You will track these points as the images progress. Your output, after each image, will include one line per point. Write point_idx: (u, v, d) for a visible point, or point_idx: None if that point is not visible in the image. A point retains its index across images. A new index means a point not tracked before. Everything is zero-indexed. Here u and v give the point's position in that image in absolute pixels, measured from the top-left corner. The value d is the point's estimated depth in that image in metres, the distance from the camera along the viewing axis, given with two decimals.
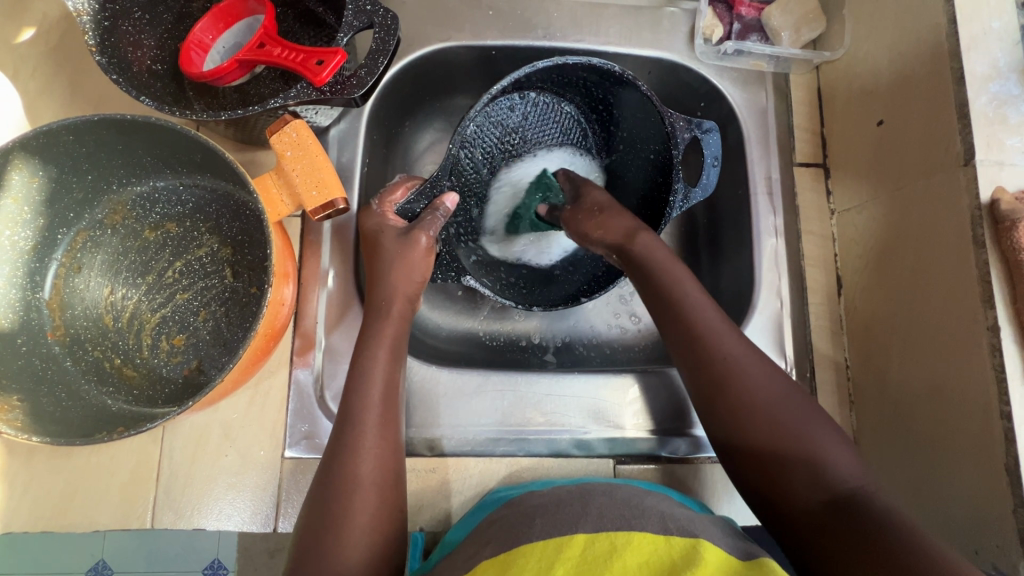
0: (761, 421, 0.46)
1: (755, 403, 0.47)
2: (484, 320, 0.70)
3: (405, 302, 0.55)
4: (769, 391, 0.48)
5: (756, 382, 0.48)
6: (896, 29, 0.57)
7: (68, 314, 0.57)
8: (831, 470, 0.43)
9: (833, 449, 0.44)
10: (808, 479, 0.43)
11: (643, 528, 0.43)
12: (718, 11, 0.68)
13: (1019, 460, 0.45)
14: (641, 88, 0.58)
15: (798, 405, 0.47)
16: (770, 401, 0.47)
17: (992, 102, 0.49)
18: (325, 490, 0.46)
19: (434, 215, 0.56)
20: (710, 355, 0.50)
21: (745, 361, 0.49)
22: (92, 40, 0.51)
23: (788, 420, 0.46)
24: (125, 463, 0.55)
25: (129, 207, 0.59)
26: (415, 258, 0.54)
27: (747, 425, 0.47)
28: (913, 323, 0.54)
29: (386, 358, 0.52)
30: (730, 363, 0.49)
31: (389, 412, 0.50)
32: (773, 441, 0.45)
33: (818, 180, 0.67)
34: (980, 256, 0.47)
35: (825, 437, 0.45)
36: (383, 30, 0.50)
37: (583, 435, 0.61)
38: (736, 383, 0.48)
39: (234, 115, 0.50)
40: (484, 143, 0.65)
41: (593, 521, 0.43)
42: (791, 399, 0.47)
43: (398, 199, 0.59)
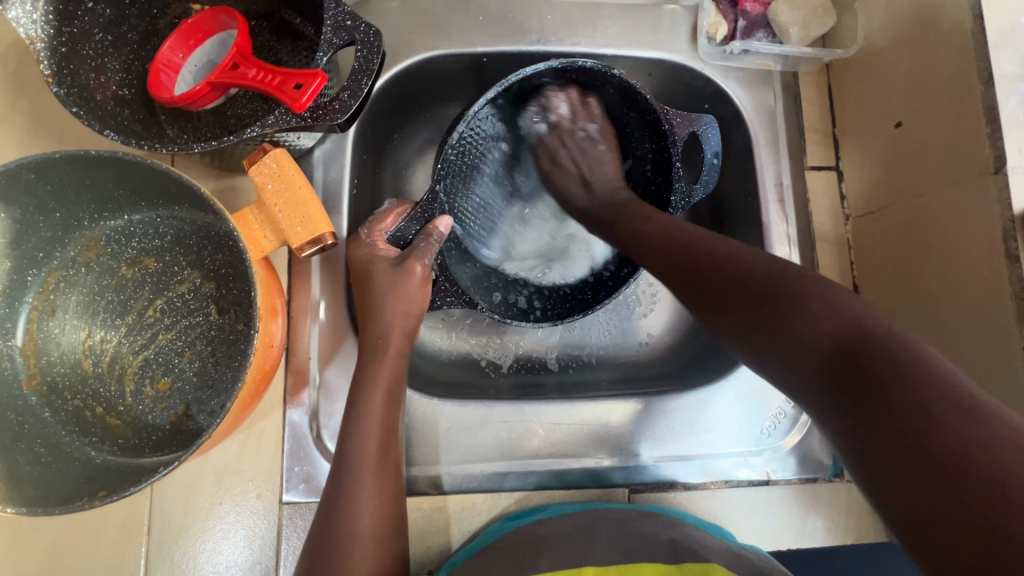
0: (747, 300, 0.40)
1: (721, 271, 0.43)
2: (485, 337, 0.66)
3: (401, 336, 0.52)
4: (739, 265, 0.42)
5: (721, 254, 0.44)
6: (915, 23, 0.53)
7: (45, 362, 0.53)
8: (824, 327, 0.35)
9: (830, 306, 0.36)
10: (815, 312, 0.36)
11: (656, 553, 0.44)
12: (721, 8, 0.64)
13: None
14: (635, 85, 0.55)
15: (772, 270, 0.41)
16: (738, 261, 0.42)
17: (1022, 104, 0.46)
18: (328, 523, 0.45)
19: (428, 241, 0.53)
20: (658, 242, 0.48)
21: (700, 247, 0.45)
22: (47, 69, 0.47)
23: (766, 284, 0.40)
24: (113, 516, 0.52)
25: (103, 243, 0.55)
26: (411, 290, 0.51)
27: (718, 278, 0.42)
28: (942, 336, 0.51)
29: (382, 384, 0.49)
30: (688, 243, 0.46)
31: (386, 447, 0.48)
32: (759, 287, 0.40)
33: (831, 184, 0.64)
34: (1013, 270, 0.44)
35: (825, 291, 0.37)
36: (366, 47, 0.46)
37: (595, 464, 0.58)
38: (699, 253, 0.45)
39: (209, 146, 0.46)
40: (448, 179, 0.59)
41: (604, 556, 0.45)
42: (761, 270, 0.41)
43: (389, 226, 0.57)
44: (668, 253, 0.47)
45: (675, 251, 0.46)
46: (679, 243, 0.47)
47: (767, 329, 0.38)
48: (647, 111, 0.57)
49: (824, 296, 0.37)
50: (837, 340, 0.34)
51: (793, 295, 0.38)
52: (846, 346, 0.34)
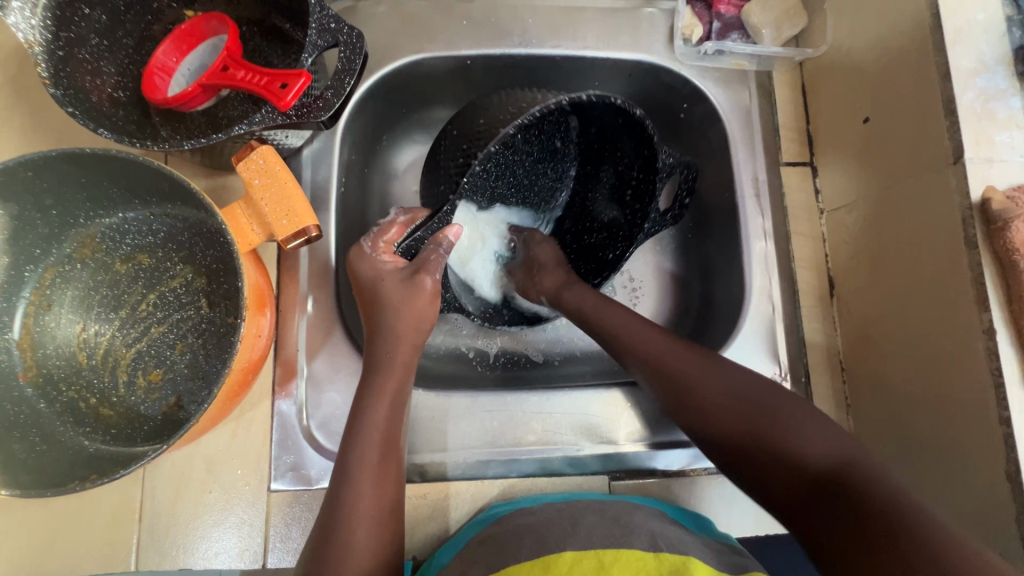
0: (730, 428, 0.48)
1: (704, 397, 0.50)
2: (472, 332, 0.68)
3: (410, 350, 0.54)
4: (716, 385, 0.50)
5: (701, 381, 0.51)
6: (879, 23, 0.55)
7: (41, 354, 0.55)
8: (798, 448, 0.45)
9: (800, 427, 0.46)
10: (782, 455, 0.45)
11: (633, 544, 0.43)
12: (697, 10, 0.66)
13: (1020, 467, 0.43)
14: (650, 129, 0.53)
15: (748, 390, 0.50)
16: (720, 385, 0.50)
17: (979, 97, 0.47)
18: (330, 520, 0.45)
19: (437, 250, 0.54)
20: (648, 360, 0.54)
21: (680, 356, 0.53)
22: (45, 71, 0.49)
23: (745, 413, 0.48)
24: (106, 504, 0.54)
25: (99, 240, 0.57)
26: (422, 305, 0.54)
27: (703, 408, 0.50)
28: (910, 323, 0.53)
29: (391, 388, 0.51)
30: (669, 357, 0.53)
31: (384, 444, 0.49)
32: (735, 413, 0.49)
33: (805, 179, 0.66)
34: (973, 256, 0.46)
35: (794, 417, 0.47)
36: (349, 49, 0.48)
37: (576, 452, 0.59)
38: (681, 381, 0.51)
39: (198, 144, 0.48)
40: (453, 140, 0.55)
41: (582, 539, 0.44)
42: (738, 390, 0.50)
43: (393, 238, 0.58)
44: (651, 355, 0.54)
45: (660, 369, 0.53)
46: (657, 354, 0.54)
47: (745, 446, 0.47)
48: (647, 144, 0.56)
49: (784, 417, 0.47)
50: (799, 460, 0.44)
51: (759, 424, 0.47)
52: (824, 470, 0.43)
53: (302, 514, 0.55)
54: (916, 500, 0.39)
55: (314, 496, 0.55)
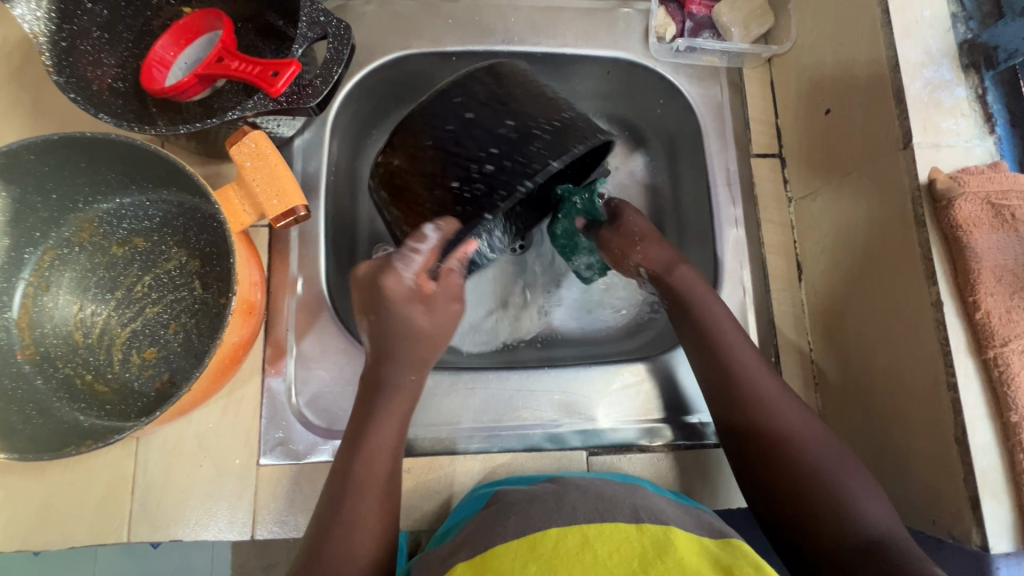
0: (810, 476, 0.49)
1: (793, 436, 0.52)
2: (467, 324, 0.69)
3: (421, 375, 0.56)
4: (804, 434, 0.52)
5: (792, 424, 0.53)
6: (836, 20, 0.59)
7: (38, 333, 0.57)
8: (862, 516, 0.46)
9: (870, 503, 0.47)
10: (843, 518, 0.46)
11: (615, 519, 0.45)
12: (670, 10, 0.70)
13: (967, 430, 0.46)
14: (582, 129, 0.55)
15: (828, 453, 0.51)
16: (809, 437, 0.52)
17: (925, 87, 0.51)
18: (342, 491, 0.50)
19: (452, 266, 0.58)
20: (743, 389, 0.55)
21: (778, 396, 0.54)
22: (49, 60, 0.51)
23: (828, 467, 0.50)
24: (100, 478, 0.55)
25: (97, 224, 0.60)
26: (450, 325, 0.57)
27: (788, 451, 0.51)
28: (869, 301, 0.56)
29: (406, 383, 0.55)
30: (768, 399, 0.54)
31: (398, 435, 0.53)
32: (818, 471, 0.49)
33: (775, 170, 0.69)
34: (921, 234, 0.49)
35: (859, 482, 0.49)
36: (337, 40, 0.51)
37: (555, 429, 0.62)
38: (768, 416, 0.53)
39: (194, 128, 0.51)
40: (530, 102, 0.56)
41: (569, 516, 0.46)
42: (822, 445, 0.51)
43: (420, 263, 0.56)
44: (746, 390, 0.55)
45: (754, 402, 0.54)
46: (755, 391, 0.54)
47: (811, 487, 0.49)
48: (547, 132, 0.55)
49: (859, 486, 0.48)
50: (851, 525, 0.46)
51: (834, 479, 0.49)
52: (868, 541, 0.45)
53: (290, 487, 0.57)
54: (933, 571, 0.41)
55: (301, 470, 0.57)
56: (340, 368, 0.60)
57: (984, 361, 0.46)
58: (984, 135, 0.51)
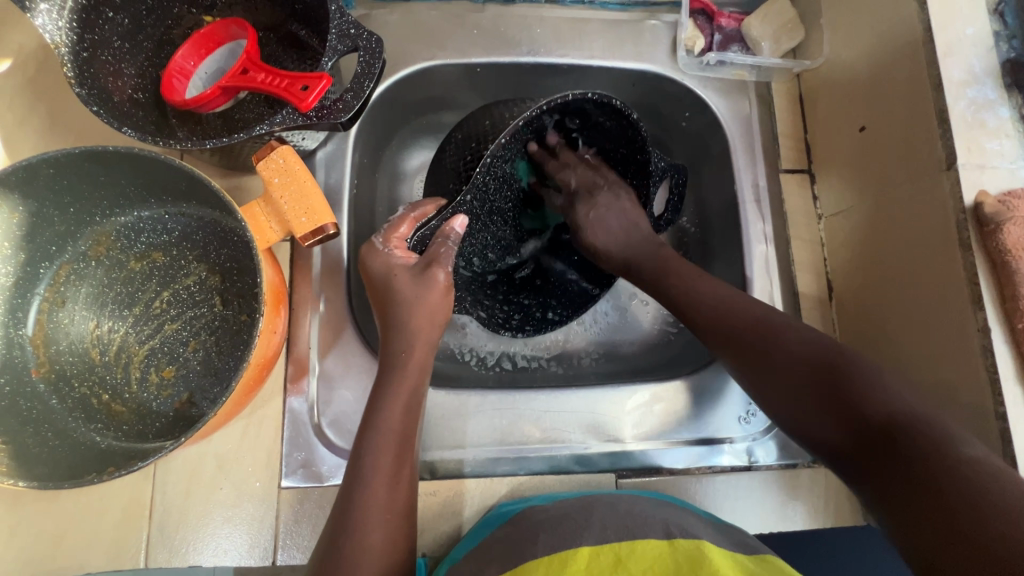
0: (812, 387, 0.47)
1: (780, 359, 0.49)
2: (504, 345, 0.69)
3: (424, 349, 0.54)
4: (793, 348, 0.49)
5: (784, 336, 0.50)
6: (872, 35, 0.58)
7: (54, 350, 0.55)
8: (879, 400, 0.43)
9: (874, 378, 0.45)
10: (853, 411, 0.44)
11: (646, 534, 0.44)
12: (699, 23, 0.69)
13: (1017, 461, 0.44)
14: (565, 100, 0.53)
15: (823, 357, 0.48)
16: (805, 347, 0.49)
17: (970, 106, 0.50)
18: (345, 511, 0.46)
19: (445, 242, 0.55)
20: (726, 327, 0.53)
21: (763, 326, 0.51)
22: (70, 71, 0.50)
23: (821, 360, 0.47)
24: (117, 500, 0.54)
25: (114, 238, 0.58)
26: (435, 296, 0.53)
27: (781, 377, 0.49)
28: (908, 324, 0.55)
29: (405, 393, 0.51)
30: (749, 333, 0.51)
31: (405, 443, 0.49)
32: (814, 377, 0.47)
33: (804, 186, 0.68)
34: (967, 258, 0.48)
35: (872, 367, 0.46)
36: (368, 53, 0.49)
37: (583, 450, 0.60)
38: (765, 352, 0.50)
39: (219, 143, 0.49)
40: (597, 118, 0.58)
41: (597, 532, 0.44)
42: (807, 346, 0.49)
43: (403, 232, 0.56)
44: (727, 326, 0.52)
45: (732, 337, 0.52)
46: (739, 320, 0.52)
47: (823, 412, 0.45)
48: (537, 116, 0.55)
49: (871, 373, 0.45)
50: (866, 414, 0.43)
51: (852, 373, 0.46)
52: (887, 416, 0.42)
53: (312, 511, 0.55)
54: (960, 445, 0.39)
55: (325, 493, 0.55)
56: (364, 387, 0.58)
57: None
58: None
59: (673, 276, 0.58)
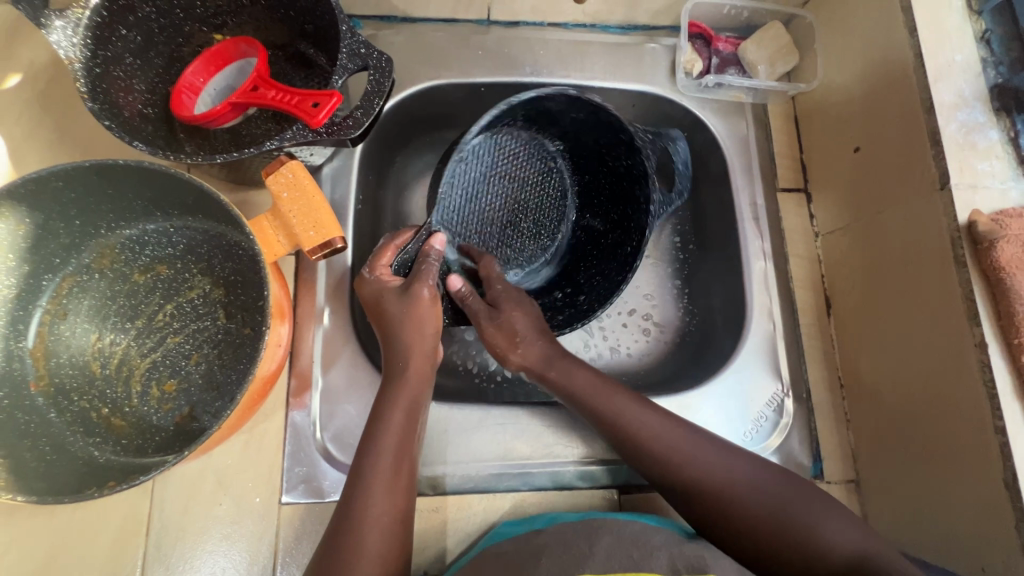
0: (766, 531, 0.47)
1: (725, 490, 0.49)
2: None
3: (422, 360, 0.54)
4: (735, 473, 0.50)
5: (724, 468, 0.50)
6: (865, 61, 0.60)
7: (54, 363, 0.55)
8: (828, 545, 0.45)
9: (826, 524, 0.46)
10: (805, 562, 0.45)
11: (651, 569, 0.44)
12: (696, 47, 0.71)
13: (1017, 475, 0.45)
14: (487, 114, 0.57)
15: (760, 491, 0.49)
16: (737, 480, 0.49)
17: (961, 129, 0.52)
18: (342, 517, 0.46)
19: (427, 262, 0.55)
20: (671, 463, 0.51)
21: (695, 452, 0.51)
22: (83, 86, 0.50)
23: (765, 510, 0.47)
24: (113, 517, 0.53)
25: (118, 250, 0.58)
26: (422, 313, 0.53)
27: (731, 519, 0.48)
28: (904, 340, 0.56)
29: (405, 397, 0.52)
30: (691, 462, 0.51)
31: (403, 449, 0.50)
32: (778, 539, 0.46)
33: (800, 204, 0.69)
34: (962, 275, 0.49)
35: (810, 510, 0.47)
36: (378, 72, 0.50)
37: (586, 466, 0.60)
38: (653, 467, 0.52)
39: (230, 158, 0.50)
40: (567, 112, 0.62)
41: (600, 562, 0.44)
42: (753, 480, 0.49)
43: (388, 260, 0.56)
44: (668, 454, 0.51)
45: (675, 458, 0.51)
46: (673, 462, 0.51)
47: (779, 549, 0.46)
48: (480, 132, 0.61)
49: (809, 507, 0.47)
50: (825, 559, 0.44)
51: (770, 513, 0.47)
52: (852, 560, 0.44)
53: (313, 527, 0.55)
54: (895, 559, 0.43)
55: (326, 509, 0.55)
56: (367, 402, 0.58)
57: None
58: (1019, 177, 0.51)
59: (587, 387, 0.55)
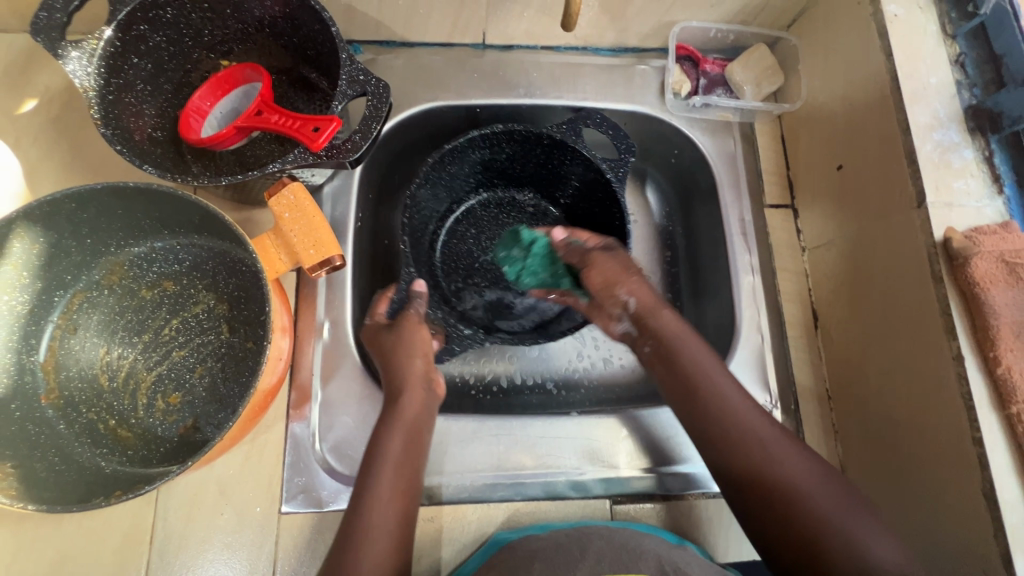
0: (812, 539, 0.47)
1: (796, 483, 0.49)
2: (504, 361, 0.71)
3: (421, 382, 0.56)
4: (810, 475, 0.49)
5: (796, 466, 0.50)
6: (846, 82, 0.62)
7: (63, 376, 0.57)
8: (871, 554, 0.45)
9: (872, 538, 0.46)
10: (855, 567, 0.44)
11: (639, 569, 0.46)
12: (685, 68, 0.74)
13: (995, 485, 0.46)
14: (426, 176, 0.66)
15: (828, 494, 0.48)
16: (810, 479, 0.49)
17: (936, 149, 0.54)
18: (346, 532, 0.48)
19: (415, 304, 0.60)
20: (751, 448, 0.51)
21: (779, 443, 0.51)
22: (97, 113, 0.53)
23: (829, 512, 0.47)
24: (118, 526, 0.55)
25: (126, 267, 0.60)
26: (413, 336, 0.58)
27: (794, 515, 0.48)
28: (887, 352, 0.57)
29: (403, 421, 0.53)
30: (772, 452, 0.51)
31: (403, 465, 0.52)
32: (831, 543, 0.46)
33: (788, 220, 0.71)
34: (939, 290, 0.51)
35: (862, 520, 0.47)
36: (376, 98, 0.53)
37: (578, 476, 0.61)
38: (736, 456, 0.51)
39: (234, 180, 0.52)
40: (511, 166, 0.70)
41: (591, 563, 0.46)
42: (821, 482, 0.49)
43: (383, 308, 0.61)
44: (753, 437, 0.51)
45: (754, 444, 0.51)
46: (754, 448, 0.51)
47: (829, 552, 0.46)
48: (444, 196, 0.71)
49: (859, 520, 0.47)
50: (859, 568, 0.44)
51: (832, 516, 0.47)
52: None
53: (311, 536, 0.56)
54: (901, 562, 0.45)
55: (324, 519, 0.56)
56: (365, 414, 0.60)
57: (1007, 418, 0.47)
58: (994, 195, 0.53)
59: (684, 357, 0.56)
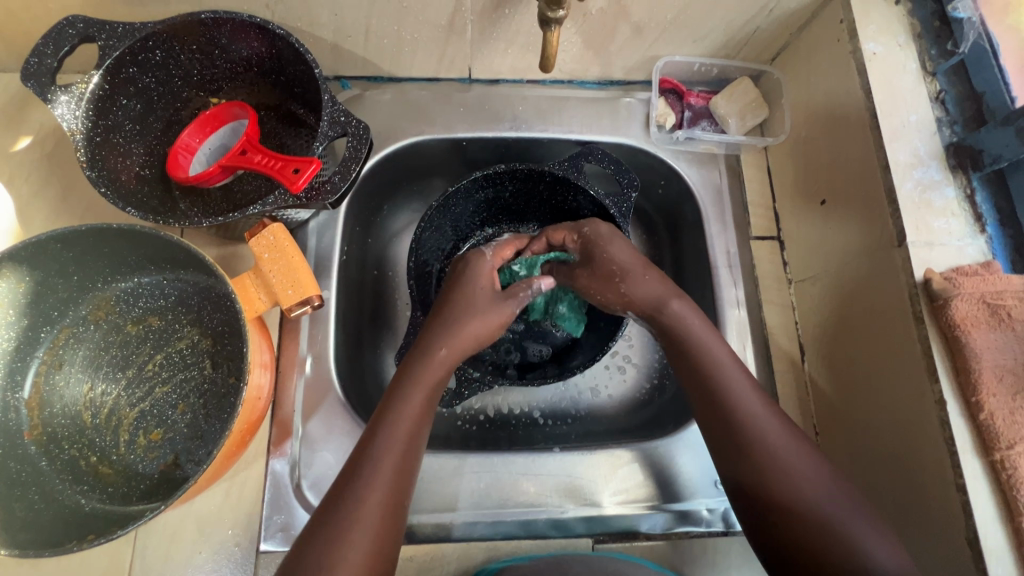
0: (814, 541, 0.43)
1: (801, 486, 0.45)
2: (492, 395, 0.71)
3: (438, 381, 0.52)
4: (816, 477, 0.45)
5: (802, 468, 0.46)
6: (828, 118, 0.63)
7: (47, 413, 0.57)
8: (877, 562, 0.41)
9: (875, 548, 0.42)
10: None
11: None
12: (670, 101, 0.74)
13: (979, 534, 0.45)
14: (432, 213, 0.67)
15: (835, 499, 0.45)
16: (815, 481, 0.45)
17: (916, 188, 0.53)
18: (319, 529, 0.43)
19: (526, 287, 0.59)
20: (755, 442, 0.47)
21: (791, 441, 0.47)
22: (83, 155, 0.54)
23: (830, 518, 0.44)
24: (96, 564, 0.55)
25: (113, 302, 0.61)
26: (495, 319, 0.56)
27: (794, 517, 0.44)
28: (872, 392, 0.56)
29: (404, 425, 0.48)
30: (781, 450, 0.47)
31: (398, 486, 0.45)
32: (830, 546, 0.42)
33: (774, 252, 0.71)
34: (921, 332, 0.50)
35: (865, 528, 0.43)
36: (356, 139, 0.54)
37: (560, 515, 0.61)
38: (753, 438, 0.47)
39: (216, 221, 0.53)
40: (512, 203, 0.72)
41: None
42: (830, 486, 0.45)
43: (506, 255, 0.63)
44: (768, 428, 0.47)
45: (760, 439, 0.47)
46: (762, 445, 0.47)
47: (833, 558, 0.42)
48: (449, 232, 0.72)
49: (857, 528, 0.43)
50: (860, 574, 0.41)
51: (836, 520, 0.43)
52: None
53: None
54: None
55: None
56: (346, 450, 0.60)
57: (991, 464, 0.46)
58: (976, 234, 0.53)
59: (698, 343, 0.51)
